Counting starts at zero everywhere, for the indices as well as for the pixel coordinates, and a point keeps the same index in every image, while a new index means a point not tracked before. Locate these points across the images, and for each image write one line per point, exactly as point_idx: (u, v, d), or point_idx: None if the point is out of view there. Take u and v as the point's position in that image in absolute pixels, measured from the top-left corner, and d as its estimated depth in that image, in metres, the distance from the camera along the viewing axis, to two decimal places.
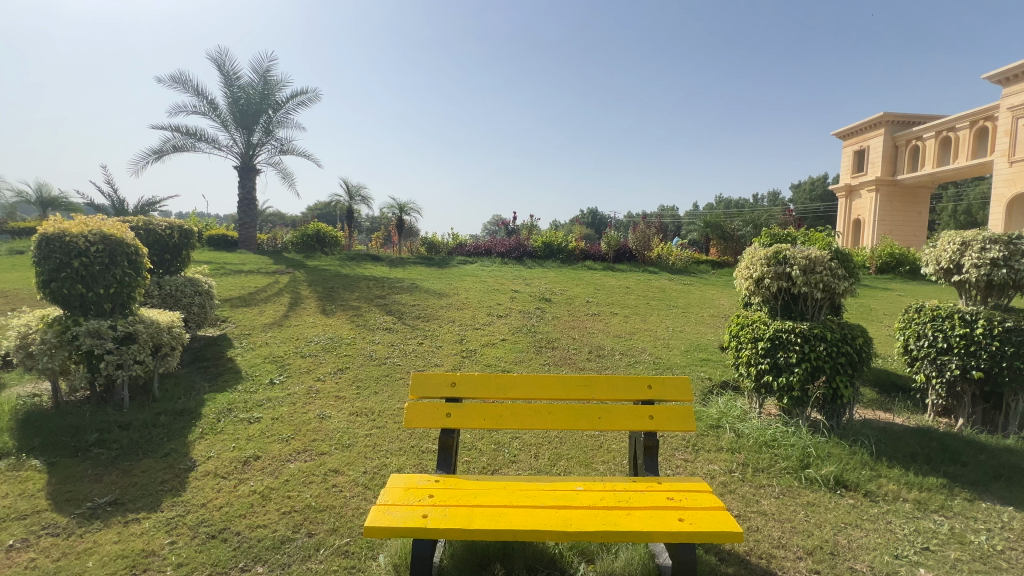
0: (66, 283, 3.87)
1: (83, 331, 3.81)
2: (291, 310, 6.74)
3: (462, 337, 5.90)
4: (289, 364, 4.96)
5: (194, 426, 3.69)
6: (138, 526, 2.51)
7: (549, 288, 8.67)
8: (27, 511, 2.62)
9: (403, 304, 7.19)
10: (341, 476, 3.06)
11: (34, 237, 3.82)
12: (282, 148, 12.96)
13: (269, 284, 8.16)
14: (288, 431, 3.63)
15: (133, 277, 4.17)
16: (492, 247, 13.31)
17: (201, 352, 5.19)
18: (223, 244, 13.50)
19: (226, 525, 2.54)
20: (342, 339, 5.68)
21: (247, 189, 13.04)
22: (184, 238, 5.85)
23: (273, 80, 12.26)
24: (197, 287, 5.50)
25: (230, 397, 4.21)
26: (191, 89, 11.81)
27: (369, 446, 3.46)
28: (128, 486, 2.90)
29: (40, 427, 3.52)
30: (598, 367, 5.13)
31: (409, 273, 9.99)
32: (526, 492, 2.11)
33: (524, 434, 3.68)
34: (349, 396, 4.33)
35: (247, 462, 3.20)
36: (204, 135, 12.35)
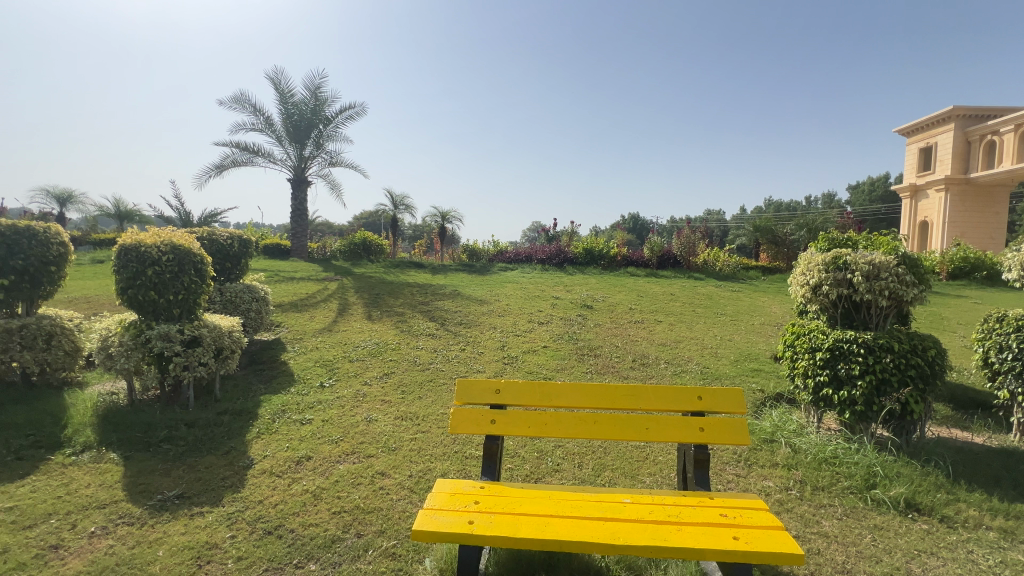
0: (140, 290, 4.18)
1: (155, 334, 4.10)
2: (340, 315, 7.01)
3: (504, 344, 5.93)
4: (338, 368, 5.15)
5: (251, 426, 3.88)
6: (203, 519, 2.67)
7: (591, 294, 8.58)
8: (106, 501, 2.84)
9: (445, 310, 7.31)
10: (388, 479, 3.14)
11: (115, 248, 4.17)
12: (332, 160, 13.54)
13: (319, 290, 8.54)
14: (337, 433, 3.76)
15: (198, 285, 4.47)
16: (533, 254, 13.34)
17: (257, 355, 5.47)
18: (278, 253, 14.19)
19: (281, 522, 2.65)
20: (387, 344, 5.83)
21: (299, 201, 13.72)
22: (243, 247, 6.22)
23: (324, 95, 12.85)
24: (254, 294, 5.81)
25: (284, 398, 4.41)
26: (249, 108, 12.56)
27: (414, 450, 3.53)
28: (193, 481, 3.08)
29: (117, 423, 3.82)
30: (642, 376, 5.02)
31: (451, 280, 10.18)
32: (572, 503, 2.08)
33: (568, 443, 3.64)
34: (395, 400, 4.44)
35: (300, 461, 3.33)
36: (261, 150, 13.09)
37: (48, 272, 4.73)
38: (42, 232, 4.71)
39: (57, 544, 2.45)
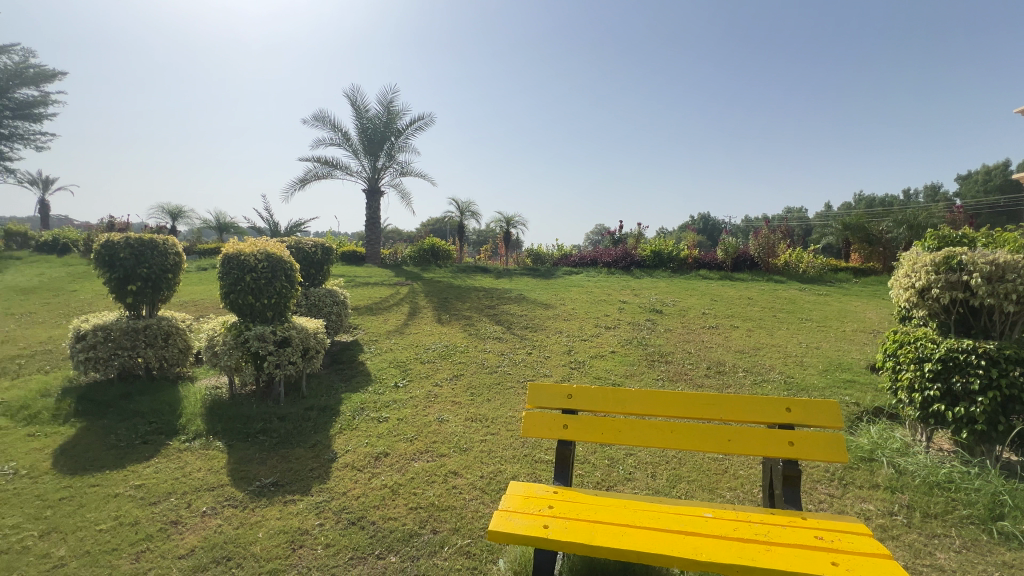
0: (240, 294, 4.61)
1: (253, 334, 4.51)
2: (411, 319, 7.30)
3: (570, 348, 5.88)
4: (411, 369, 5.37)
5: (334, 421, 4.15)
6: (295, 506, 2.89)
7: (660, 298, 8.29)
8: (214, 484, 3.16)
9: (511, 314, 7.39)
10: (460, 479, 3.22)
11: (220, 257, 4.64)
12: (403, 170, 14.20)
13: (392, 294, 8.97)
14: (412, 432, 3.92)
15: (288, 289, 4.86)
16: (598, 257, 13.14)
17: (338, 355, 5.84)
18: (354, 259, 15.04)
19: (363, 514, 2.80)
20: (456, 347, 6.01)
21: (373, 210, 14.50)
22: (326, 253, 6.66)
23: (396, 109, 13.53)
24: (335, 297, 6.21)
25: (363, 397, 4.67)
26: (329, 124, 13.50)
27: (484, 451, 3.59)
28: (286, 470, 3.35)
29: (221, 414, 4.24)
30: (718, 384, 4.77)
31: (516, 284, 10.27)
32: (648, 513, 2.02)
33: (640, 452, 3.54)
34: (464, 401, 4.55)
35: (378, 457, 3.51)
36: (340, 163, 14.00)
37: (166, 279, 5.35)
38: (161, 244, 5.35)
39: (176, 520, 2.75)
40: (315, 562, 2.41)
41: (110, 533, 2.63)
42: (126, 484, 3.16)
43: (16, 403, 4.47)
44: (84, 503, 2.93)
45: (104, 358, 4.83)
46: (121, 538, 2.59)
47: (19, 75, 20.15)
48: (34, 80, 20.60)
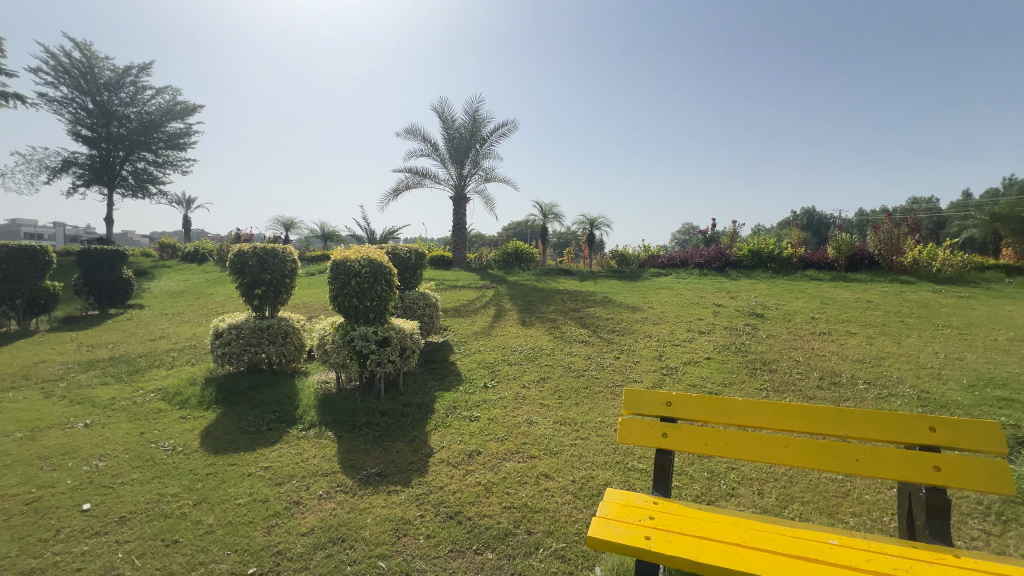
0: (346, 297, 5.01)
1: (357, 334, 4.88)
2: (497, 321, 7.47)
3: (661, 353, 5.65)
4: (499, 370, 5.48)
5: (429, 418, 4.36)
6: (398, 496, 3.08)
7: (761, 301, 7.67)
8: (328, 470, 3.47)
9: (597, 317, 7.27)
10: (552, 481, 3.22)
11: (330, 263, 5.09)
12: (487, 176, 14.60)
13: (478, 297, 9.24)
14: (502, 432, 4.00)
15: (387, 292, 5.21)
16: (689, 258, 12.52)
17: (431, 355, 6.14)
18: (441, 263, 15.73)
19: (460, 509, 2.91)
20: (542, 349, 6.04)
21: (460, 216, 15.08)
22: (418, 258, 7.05)
23: (481, 117, 13.95)
24: (428, 300, 6.53)
25: (455, 396, 4.85)
26: (420, 136, 14.28)
27: (575, 455, 3.56)
28: (389, 462, 3.58)
29: (331, 406, 4.64)
30: (833, 397, 4.30)
31: (602, 286, 10.09)
32: (762, 534, 1.87)
33: (744, 466, 3.30)
34: (552, 404, 4.56)
35: (472, 455, 3.63)
36: (429, 172, 14.75)
37: (285, 284, 5.99)
38: (281, 252, 6.00)
39: (297, 501, 3.06)
40: (418, 551, 2.55)
41: (246, 507, 3.00)
42: (256, 465, 3.58)
43: (172, 390, 5.27)
44: (225, 479, 3.36)
45: (237, 353, 5.53)
46: (255, 512, 2.93)
47: (169, 111, 23.70)
48: (180, 114, 24.13)
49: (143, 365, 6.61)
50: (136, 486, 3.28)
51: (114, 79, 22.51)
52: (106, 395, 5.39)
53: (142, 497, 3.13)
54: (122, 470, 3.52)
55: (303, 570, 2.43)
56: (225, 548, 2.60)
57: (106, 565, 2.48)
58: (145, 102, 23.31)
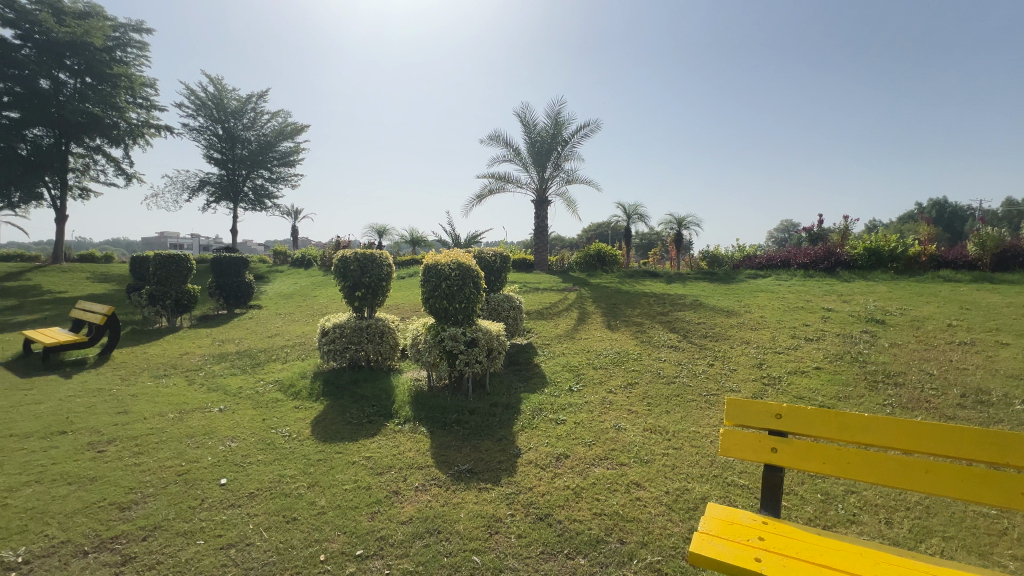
0: (438, 299, 5.25)
1: (447, 335, 5.08)
2: (581, 324, 7.39)
3: (761, 361, 5.23)
4: (584, 374, 5.42)
5: (516, 419, 4.42)
6: (489, 494, 3.16)
7: (880, 306, 6.81)
8: (422, 464, 3.65)
9: (687, 322, 6.90)
10: (643, 491, 3.11)
11: (423, 267, 5.37)
12: (568, 178, 14.54)
13: (561, 300, 9.22)
14: (590, 437, 3.94)
15: (475, 295, 5.38)
16: (791, 258, 11.48)
17: (516, 356, 6.23)
18: (523, 266, 15.92)
19: (549, 511, 2.91)
20: (628, 354, 5.87)
21: (541, 219, 15.16)
22: (503, 261, 7.18)
23: (562, 120, 13.93)
24: (512, 303, 6.64)
25: (541, 398, 4.88)
26: (502, 142, 14.59)
27: (668, 465, 3.41)
28: (479, 459, 3.69)
29: (424, 403, 4.88)
30: (979, 419, 3.70)
31: (691, 289, 9.59)
32: (897, 568, 1.66)
33: (866, 490, 2.95)
34: (641, 411, 4.40)
35: (559, 458, 3.61)
36: (511, 177, 15.01)
37: (381, 287, 6.42)
38: (378, 257, 6.44)
39: (396, 491, 3.25)
40: (510, 549, 2.59)
41: (352, 493, 3.25)
42: (359, 454, 3.87)
43: (287, 382, 5.87)
44: (333, 465, 3.67)
45: (341, 350, 6.03)
46: (360, 498, 3.16)
47: (282, 132, 26.51)
48: (290, 134, 26.89)
49: (263, 359, 7.45)
50: (261, 466, 3.70)
51: (238, 108, 25.64)
52: (234, 384, 6.15)
53: (266, 477, 3.53)
54: (250, 451, 4.00)
55: (404, 557, 2.57)
56: (335, 529, 2.83)
57: (240, 534, 2.82)
58: (263, 126, 26.32)
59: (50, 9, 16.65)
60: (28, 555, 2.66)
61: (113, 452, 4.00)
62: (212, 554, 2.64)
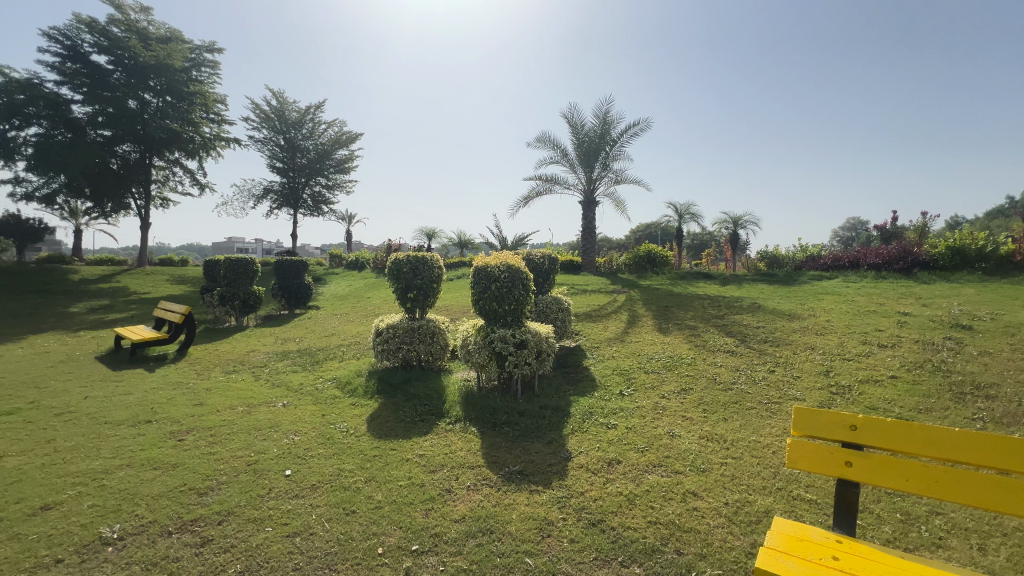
0: (487, 301, 5.31)
1: (497, 337, 5.12)
2: (631, 327, 7.23)
3: (828, 369, 4.91)
4: (635, 378, 5.29)
5: (566, 422, 4.39)
6: (540, 497, 3.15)
7: (966, 310, 6.22)
8: (474, 464, 3.70)
9: (745, 326, 6.60)
10: (701, 501, 3.00)
11: (473, 269, 5.45)
12: (617, 178, 14.31)
13: (609, 302, 9.08)
14: (643, 443, 3.84)
15: (524, 296, 5.39)
16: (861, 258, 10.72)
17: (564, 359, 6.20)
18: (571, 268, 15.79)
19: (602, 517, 2.86)
20: (682, 358, 5.68)
21: (588, 220, 15.00)
22: (551, 263, 7.15)
23: (611, 119, 13.73)
24: (561, 305, 6.61)
25: (591, 402, 4.82)
26: (550, 144, 14.56)
27: (726, 476, 3.27)
28: (529, 461, 3.69)
29: (474, 403, 4.95)
30: None
31: (749, 291, 9.15)
32: None
33: (954, 513, 2.70)
34: (696, 417, 4.25)
35: (611, 463, 3.55)
36: (558, 179, 14.95)
37: (432, 288, 6.58)
38: (429, 260, 6.60)
39: (449, 489, 3.32)
40: (563, 553, 2.57)
41: (407, 489, 3.34)
42: (412, 452, 3.98)
43: (344, 380, 6.13)
44: (388, 461, 3.80)
45: (394, 350, 6.22)
46: (414, 495, 3.25)
47: (338, 141, 27.80)
48: (345, 142, 28.12)
49: (321, 358, 7.82)
50: (322, 460, 3.88)
51: (298, 119, 27.08)
52: (296, 381, 6.49)
53: (326, 470, 3.70)
54: (312, 445, 4.20)
55: (458, 555, 2.61)
56: (392, 523, 2.92)
57: (304, 523, 2.97)
58: (321, 135, 27.70)
59: (137, 36, 18.32)
60: (122, 532, 2.93)
61: (191, 441, 4.33)
62: (280, 541, 2.80)
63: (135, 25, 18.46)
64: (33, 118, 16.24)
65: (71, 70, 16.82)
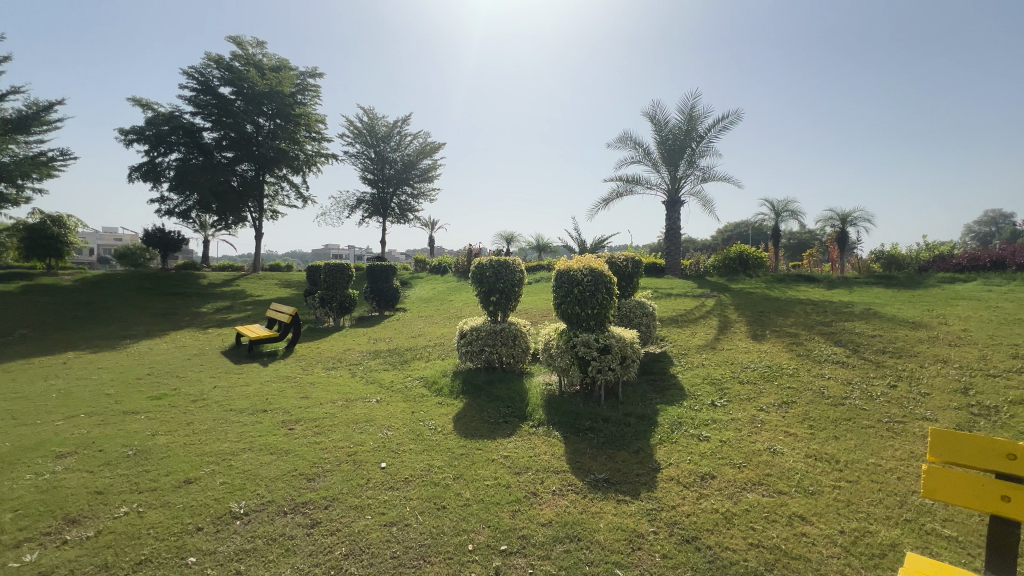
0: (570, 305, 5.28)
1: (580, 341, 5.06)
2: (722, 333, 6.79)
3: (967, 386, 4.25)
4: (728, 389, 4.96)
5: (654, 431, 4.23)
6: (629, 507, 3.06)
7: None
8: (558, 469, 3.68)
9: (857, 334, 5.93)
10: (810, 526, 2.73)
11: (555, 273, 5.46)
12: (704, 176, 13.58)
13: (697, 306, 8.61)
14: (739, 458, 3.59)
15: (608, 300, 5.28)
16: (1007, 258, 9.19)
17: (649, 365, 5.98)
18: (653, 271, 15.20)
19: (697, 535, 2.71)
20: (781, 368, 5.23)
21: (672, 221, 14.38)
22: (635, 266, 6.95)
23: (697, 114, 13.09)
24: (645, 309, 6.40)
25: (679, 411, 4.60)
26: (631, 143, 14.19)
27: (841, 501, 2.95)
28: (616, 470, 3.60)
29: (557, 407, 4.93)
30: None
31: (861, 296, 8.21)
32: None
33: None
34: (801, 434, 3.88)
35: (705, 478, 3.35)
36: (640, 179, 14.52)
37: (514, 292, 6.67)
38: (511, 264, 6.72)
39: (535, 492, 3.33)
40: (655, 568, 2.48)
41: (494, 489, 3.41)
42: (497, 453, 4.05)
43: (431, 379, 6.41)
44: (474, 461, 3.90)
45: (477, 351, 6.40)
46: (501, 495, 3.30)
47: (422, 151, 29.31)
48: (429, 152, 29.55)
49: (409, 357, 8.25)
50: (414, 455, 4.08)
51: (387, 132, 28.83)
52: (387, 379, 6.91)
53: (417, 465, 3.89)
54: (404, 440, 4.45)
55: (547, 559, 2.62)
56: (480, 522, 3.00)
57: (399, 514, 3.14)
58: (407, 147, 29.38)
59: (255, 68, 20.71)
60: (246, 508, 3.29)
61: (300, 431, 4.78)
62: (379, 530, 2.98)
63: (252, 58, 20.92)
64: (174, 145, 18.95)
65: (202, 102, 19.39)
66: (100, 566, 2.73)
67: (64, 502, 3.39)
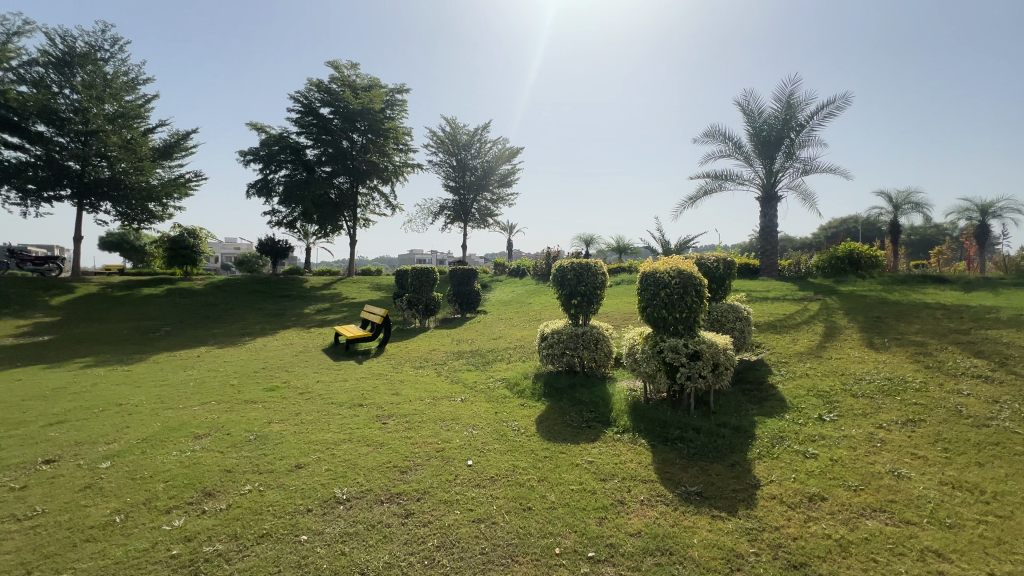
0: (656, 308, 5.08)
1: (667, 346, 4.84)
2: (829, 340, 6.14)
3: None
4: (839, 402, 4.47)
5: (752, 445, 3.93)
6: (725, 525, 2.87)
7: None
8: (646, 478, 3.55)
9: (1004, 345, 5.06)
10: (948, 565, 2.38)
11: (640, 274, 5.28)
12: (805, 168, 12.42)
13: (799, 311, 7.87)
14: (855, 480, 3.22)
15: (697, 303, 5.02)
16: None
17: (744, 374, 5.57)
18: (746, 272, 14.16)
19: (806, 561, 2.48)
20: (905, 381, 4.62)
21: (768, 217, 13.32)
22: (727, 267, 6.52)
23: (797, 101, 12.02)
24: (738, 313, 5.99)
25: (781, 425, 4.23)
26: (720, 137, 13.38)
27: (988, 540, 2.53)
28: (709, 483, 3.40)
29: (643, 414, 4.76)
30: None
31: (1009, 299, 7.00)
32: None
33: None
34: (933, 458, 3.39)
35: (813, 499, 3.05)
36: (730, 174, 13.63)
37: (596, 295, 6.56)
38: (592, 267, 6.62)
39: (622, 501, 3.24)
40: None
41: (579, 494, 3.38)
42: (582, 458, 4.00)
43: (513, 381, 6.51)
44: (558, 464, 3.89)
45: (559, 355, 6.37)
46: (588, 501, 3.27)
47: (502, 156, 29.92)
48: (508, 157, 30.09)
49: (491, 359, 8.44)
50: (498, 455, 4.17)
51: (468, 140, 29.80)
52: (471, 379, 7.12)
53: (502, 465, 3.96)
54: (488, 439, 4.55)
55: (636, 570, 2.54)
56: (566, 526, 2.98)
57: (486, 512, 3.23)
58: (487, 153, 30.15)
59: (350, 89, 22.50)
60: (348, 494, 3.57)
61: (393, 425, 5.08)
62: (467, 525, 3.08)
63: (348, 80, 22.76)
64: (283, 163, 21.17)
65: (307, 123, 21.47)
66: (231, 535, 3.10)
67: (202, 476, 3.91)
